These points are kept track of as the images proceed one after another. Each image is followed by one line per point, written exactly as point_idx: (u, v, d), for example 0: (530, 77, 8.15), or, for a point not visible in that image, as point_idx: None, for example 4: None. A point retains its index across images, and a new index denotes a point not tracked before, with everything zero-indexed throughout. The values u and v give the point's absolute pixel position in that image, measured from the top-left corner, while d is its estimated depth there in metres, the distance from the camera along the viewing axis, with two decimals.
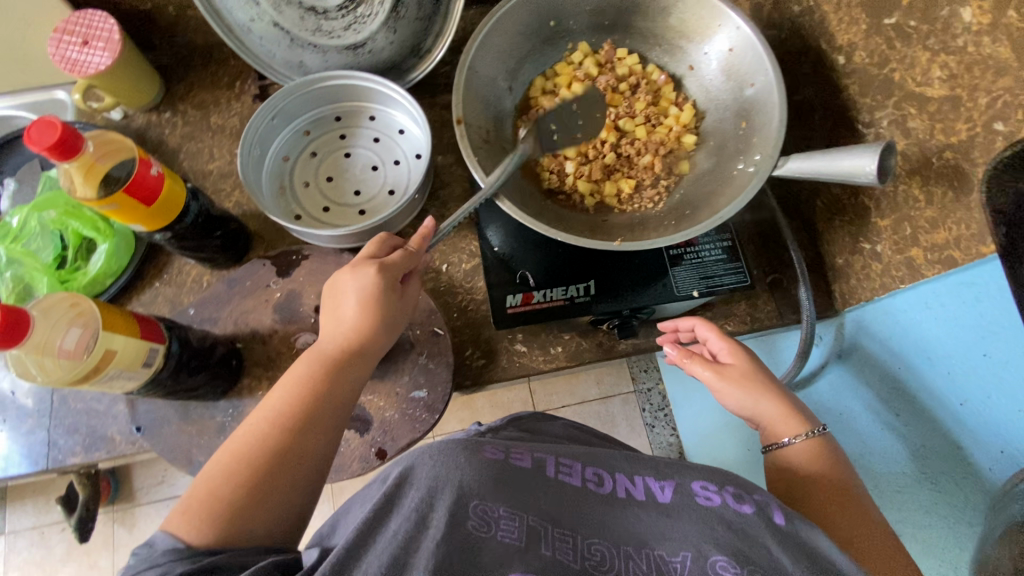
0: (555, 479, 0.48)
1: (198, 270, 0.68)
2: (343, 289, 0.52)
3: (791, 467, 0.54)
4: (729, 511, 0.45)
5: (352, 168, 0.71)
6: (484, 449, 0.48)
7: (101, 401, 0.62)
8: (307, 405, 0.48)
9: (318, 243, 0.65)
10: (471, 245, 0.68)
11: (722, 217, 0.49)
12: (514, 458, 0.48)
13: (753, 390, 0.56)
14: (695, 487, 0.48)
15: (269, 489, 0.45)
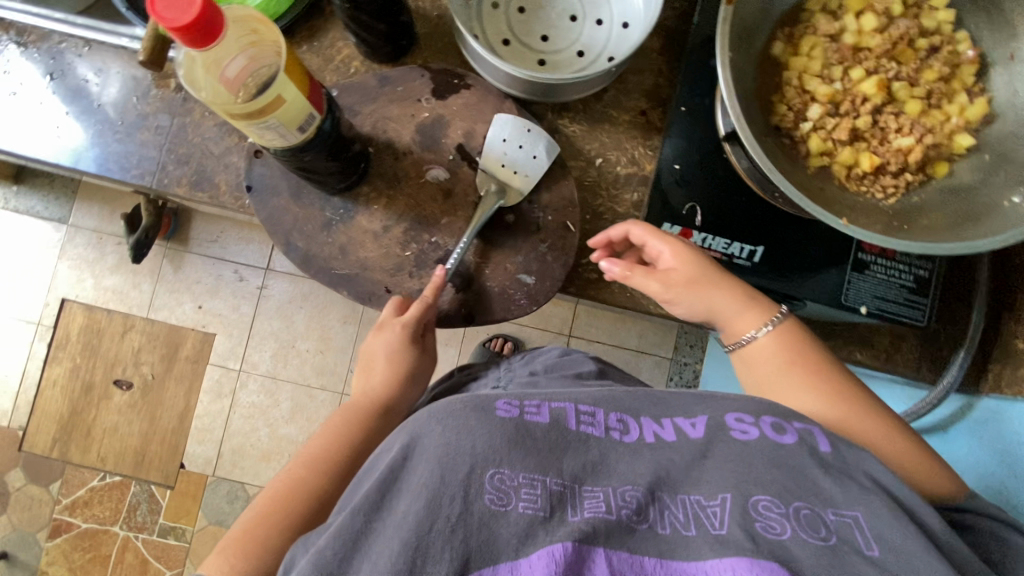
0: (576, 435, 0.40)
1: (349, 50, 0.61)
2: (375, 353, 0.53)
3: (756, 363, 0.49)
4: (770, 446, 0.39)
5: (550, 7, 0.60)
6: (496, 409, 0.40)
7: (218, 144, 0.60)
8: (344, 449, 0.49)
9: (486, 77, 0.58)
10: (637, 150, 0.60)
11: (973, 247, 0.41)
12: (529, 416, 0.41)
13: (704, 294, 0.50)
14: (729, 419, 0.42)
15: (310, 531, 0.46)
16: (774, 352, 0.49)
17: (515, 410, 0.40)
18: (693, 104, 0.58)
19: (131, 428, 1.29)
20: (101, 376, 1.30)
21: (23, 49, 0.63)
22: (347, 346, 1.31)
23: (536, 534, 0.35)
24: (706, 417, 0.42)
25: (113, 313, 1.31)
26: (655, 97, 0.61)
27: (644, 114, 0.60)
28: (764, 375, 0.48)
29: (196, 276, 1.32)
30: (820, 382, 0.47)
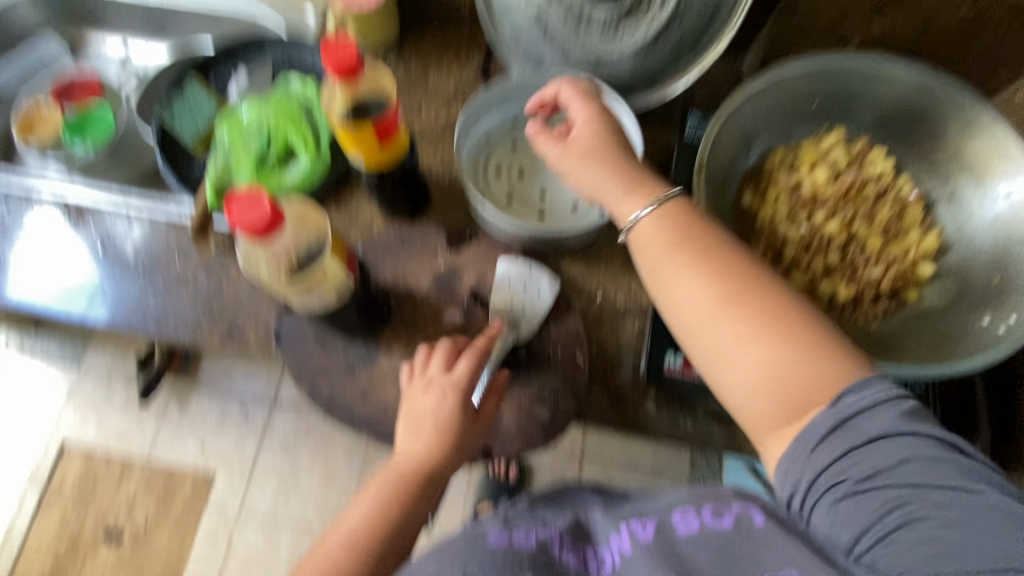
0: (558, 560, 0.52)
1: (371, 211, 0.69)
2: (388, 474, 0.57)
3: (646, 245, 0.50)
4: (708, 534, 0.47)
5: (546, 167, 0.70)
6: (492, 540, 0.53)
7: (251, 298, 0.65)
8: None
9: (494, 230, 0.65)
10: (633, 284, 0.66)
11: (957, 370, 0.44)
12: (518, 543, 0.53)
13: (592, 162, 0.54)
14: (673, 519, 0.51)
15: None
16: (666, 240, 0.49)
17: (504, 539, 0.53)
18: None
19: None
20: (91, 527, 1.24)
21: (78, 223, 0.70)
22: (351, 480, 1.27)
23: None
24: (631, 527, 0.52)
25: (113, 456, 1.28)
26: None
27: None
28: (652, 245, 0.49)
29: (202, 412, 1.32)
30: (714, 273, 0.46)
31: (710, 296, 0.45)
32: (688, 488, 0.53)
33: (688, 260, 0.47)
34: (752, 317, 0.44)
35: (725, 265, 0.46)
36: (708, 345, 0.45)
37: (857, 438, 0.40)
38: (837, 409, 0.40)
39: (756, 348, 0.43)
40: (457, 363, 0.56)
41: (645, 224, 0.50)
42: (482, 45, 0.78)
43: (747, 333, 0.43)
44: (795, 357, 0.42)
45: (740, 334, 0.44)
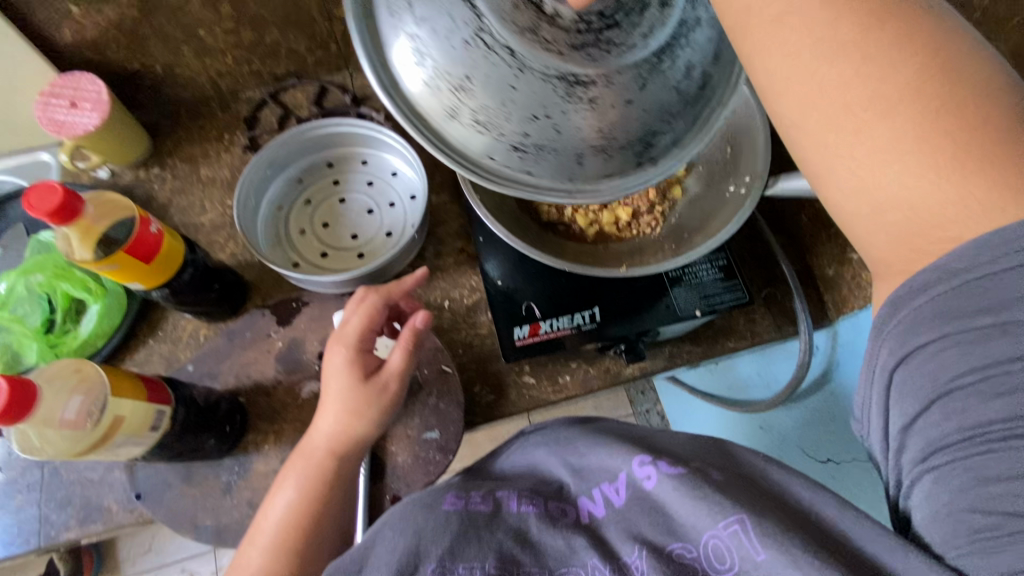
0: (515, 517, 0.44)
1: (192, 324, 0.66)
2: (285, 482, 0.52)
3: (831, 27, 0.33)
4: (670, 484, 0.42)
5: (347, 212, 0.71)
6: (443, 503, 0.45)
7: (95, 469, 0.59)
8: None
9: (318, 290, 0.64)
10: (471, 280, 0.69)
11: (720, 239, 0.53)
12: (473, 506, 0.45)
13: None
14: (633, 463, 0.45)
15: None
16: (841, 34, 0.32)
17: (460, 503, 0.44)
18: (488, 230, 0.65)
19: None
20: None
21: None
22: None
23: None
24: (623, 474, 0.45)
25: None
26: (466, 234, 0.71)
27: (464, 250, 0.70)
28: (827, 34, 0.33)
29: None
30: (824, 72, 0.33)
31: (915, 108, 0.31)
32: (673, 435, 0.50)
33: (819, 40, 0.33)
34: (862, 117, 0.33)
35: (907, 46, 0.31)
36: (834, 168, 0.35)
37: (973, 322, 0.31)
38: (991, 285, 0.30)
39: (905, 161, 0.32)
40: (354, 316, 0.56)
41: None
42: (242, 124, 0.77)
43: (914, 172, 0.32)
44: (1000, 194, 0.30)
45: (872, 135, 0.33)
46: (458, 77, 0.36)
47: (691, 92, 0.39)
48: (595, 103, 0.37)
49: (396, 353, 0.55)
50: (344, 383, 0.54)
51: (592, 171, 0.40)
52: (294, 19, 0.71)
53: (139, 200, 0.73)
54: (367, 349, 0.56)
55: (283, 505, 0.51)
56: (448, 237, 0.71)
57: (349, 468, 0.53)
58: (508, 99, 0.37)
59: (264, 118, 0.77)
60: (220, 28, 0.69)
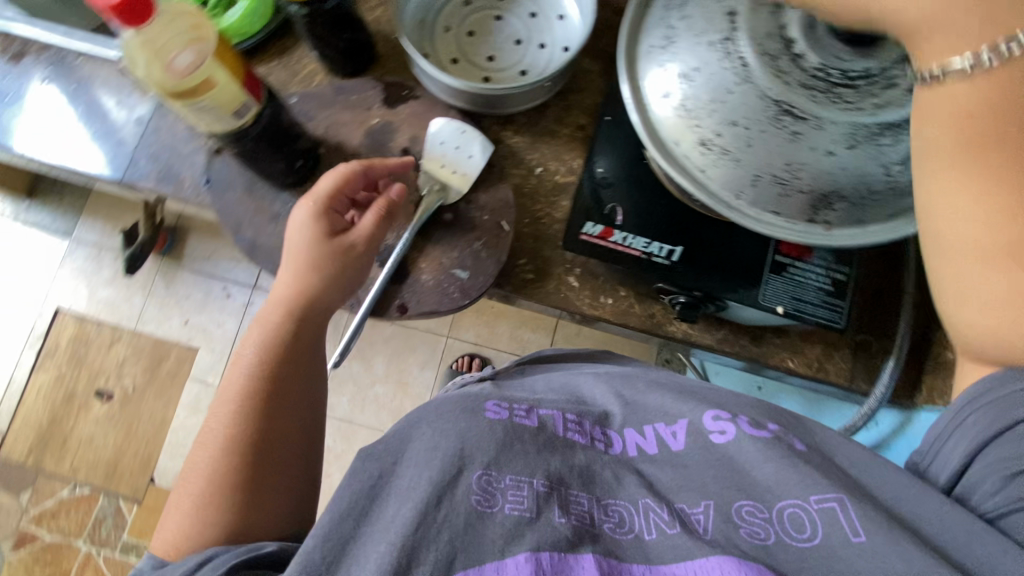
0: (563, 439, 0.47)
1: (313, 66, 0.67)
2: (248, 339, 0.54)
3: (946, 170, 0.36)
4: (748, 444, 0.44)
5: (496, 32, 0.66)
6: (487, 410, 0.47)
7: (186, 144, 0.65)
8: (259, 431, 0.50)
9: (433, 90, 0.62)
10: (574, 161, 0.64)
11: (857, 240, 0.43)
12: (519, 418, 0.48)
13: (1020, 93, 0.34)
14: (706, 420, 0.46)
15: (262, 485, 0.49)
16: (973, 167, 0.35)
17: (503, 414, 0.47)
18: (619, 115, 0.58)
19: (106, 440, 1.39)
20: (84, 385, 1.41)
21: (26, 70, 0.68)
22: None
23: (524, 535, 0.40)
24: (685, 421, 0.47)
25: (103, 325, 1.44)
26: (594, 114, 0.65)
27: (584, 130, 0.65)
28: (955, 167, 0.36)
29: (185, 291, 1.44)
30: (993, 195, 0.35)
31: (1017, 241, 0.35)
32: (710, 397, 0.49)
33: (993, 173, 0.35)
34: (980, 251, 0.36)
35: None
36: (961, 283, 0.38)
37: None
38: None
39: (984, 294, 0.37)
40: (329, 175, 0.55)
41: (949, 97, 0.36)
42: None
43: (1009, 307, 0.36)
44: None
45: (977, 272, 0.37)
46: (686, 67, 0.43)
47: (887, 179, 0.41)
48: (795, 136, 0.40)
49: (368, 219, 0.55)
50: (315, 236, 0.54)
51: (763, 200, 0.43)
52: None
53: None
54: (335, 211, 0.56)
55: (251, 356, 0.52)
56: (576, 109, 0.65)
57: (314, 328, 0.54)
58: (720, 100, 0.41)
59: None
60: None
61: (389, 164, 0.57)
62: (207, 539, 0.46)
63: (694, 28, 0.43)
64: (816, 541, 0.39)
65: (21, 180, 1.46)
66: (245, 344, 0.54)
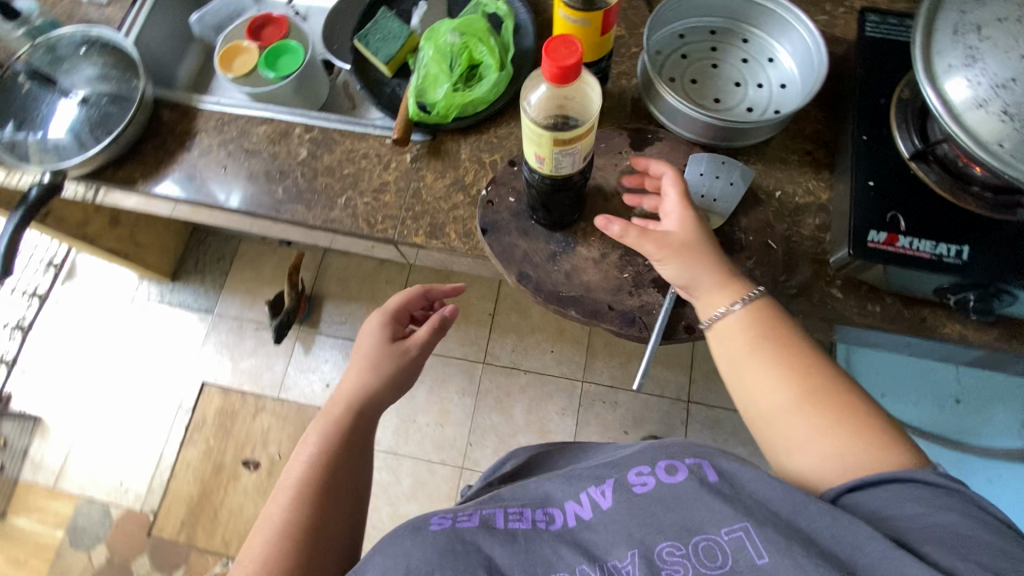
0: (506, 530, 0.53)
1: None
2: (304, 441, 0.63)
3: (729, 336, 0.56)
4: (668, 488, 0.50)
5: (715, 77, 0.73)
6: (430, 524, 0.54)
7: (448, 199, 0.71)
8: (316, 517, 0.57)
9: (675, 131, 0.69)
10: (808, 183, 0.69)
11: None
12: (513, 522, 0.54)
13: (693, 261, 0.57)
14: (631, 477, 0.52)
15: (313, 558, 0.55)
16: (735, 347, 0.56)
17: (446, 524, 0.54)
18: (874, 133, 0.63)
19: (256, 509, 1.40)
20: (231, 456, 1.44)
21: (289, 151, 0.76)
22: (464, 418, 1.41)
23: None
24: (613, 480, 0.53)
25: (247, 395, 1.49)
26: (818, 139, 0.70)
27: (812, 154, 0.70)
28: (731, 350, 0.56)
29: (323, 357, 1.50)
30: (788, 370, 0.53)
31: (790, 393, 0.52)
32: (638, 452, 0.55)
33: (763, 356, 0.54)
34: (799, 404, 0.51)
35: (833, 391, 0.51)
36: (778, 429, 0.52)
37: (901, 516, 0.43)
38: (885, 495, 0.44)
39: (811, 428, 0.50)
40: (377, 329, 0.69)
41: (722, 321, 0.57)
42: None
43: (821, 437, 0.49)
44: (874, 452, 0.47)
45: (798, 423, 0.51)
46: (1001, 77, 0.48)
47: None
48: None
49: (422, 332, 0.68)
50: (381, 342, 0.68)
51: None
52: None
53: None
54: (399, 321, 0.70)
55: (306, 455, 0.61)
56: (801, 135, 0.70)
57: (364, 424, 0.65)
58: None
59: None
60: None
61: (445, 288, 0.73)
62: None
63: (999, 43, 0.48)
64: (725, 567, 0.44)
65: (165, 266, 1.56)
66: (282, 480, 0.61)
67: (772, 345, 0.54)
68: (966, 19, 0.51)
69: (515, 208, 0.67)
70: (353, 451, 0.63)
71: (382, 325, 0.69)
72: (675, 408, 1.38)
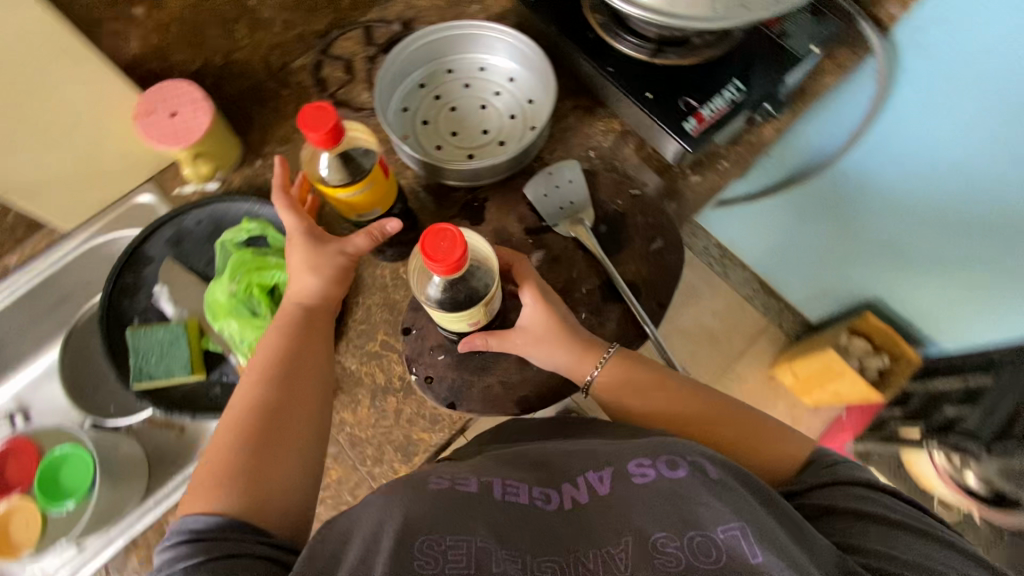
0: (501, 500, 0.48)
1: (389, 267, 0.67)
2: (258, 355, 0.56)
3: (610, 390, 0.59)
4: (665, 483, 0.47)
5: (464, 115, 0.73)
6: (430, 482, 0.48)
7: (386, 416, 0.62)
8: (265, 432, 0.50)
9: (488, 181, 0.68)
10: (598, 126, 0.74)
11: None
12: (510, 497, 0.49)
13: (548, 346, 0.57)
14: (631, 468, 0.49)
15: (270, 488, 0.48)
16: (621, 391, 0.59)
17: (445, 484, 0.48)
18: (610, 60, 0.68)
19: None
20: None
21: None
22: None
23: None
24: (612, 469, 0.50)
25: None
26: (571, 92, 0.75)
27: (580, 105, 0.75)
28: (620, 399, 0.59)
29: None
30: (664, 407, 0.58)
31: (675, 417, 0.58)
32: (641, 445, 0.51)
33: (656, 410, 0.58)
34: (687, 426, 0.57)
35: (706, 401, 0.59)
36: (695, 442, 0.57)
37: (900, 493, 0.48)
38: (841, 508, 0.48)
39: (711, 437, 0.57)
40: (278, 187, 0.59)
41: (602, 382, 0.58)
42: (314, 88, 0.76)
43: (718, 438, 0.57)
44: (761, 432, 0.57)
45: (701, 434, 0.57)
46: None
47: None
48: None
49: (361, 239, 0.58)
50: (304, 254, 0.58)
51: None
52: None
53: (263, 192, 0.71)
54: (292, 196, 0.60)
55: (263, 359, 0.55)
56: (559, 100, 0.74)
57: (315, 338, 0.56)
58: None
59: (330, 76, 0.77)
60: None
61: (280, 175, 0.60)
62: (213, 502, 0.46)
63: None
64: (719, 561, 0.41)
65: None
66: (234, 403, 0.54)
67: (641, 385, 0.59)
68: None
69: (452, 359, 0.61)
70: (310, 382, 0.54)
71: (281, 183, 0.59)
72: None
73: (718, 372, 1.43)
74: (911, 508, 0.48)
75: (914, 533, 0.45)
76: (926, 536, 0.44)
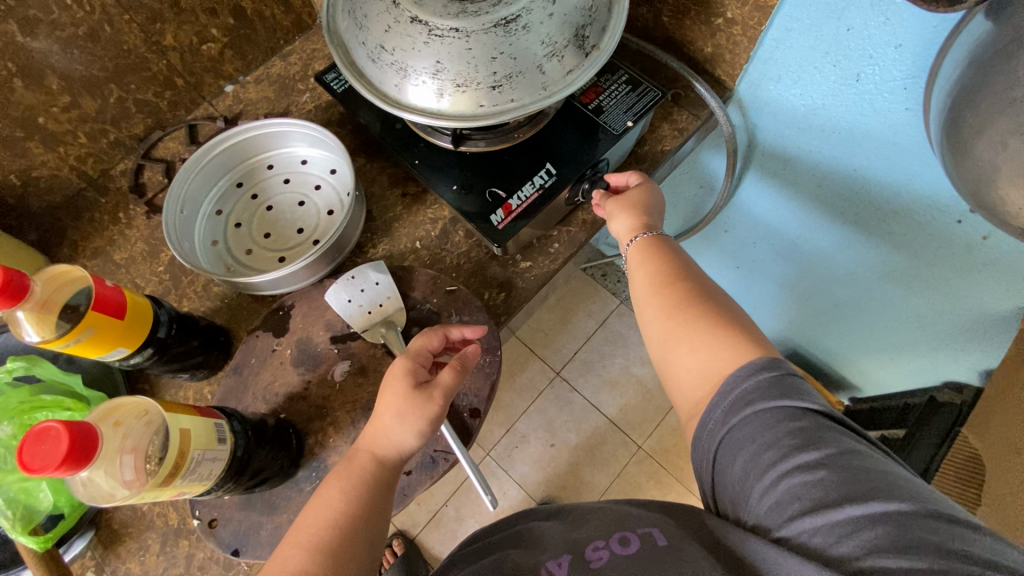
0: None
1: (191, 387, 0.62)
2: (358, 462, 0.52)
3: (631, 268, 0.60)
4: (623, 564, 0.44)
5: (280, 214, 0.69)
6: None
7: (177, 561, 0.57)
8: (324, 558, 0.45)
9: (292, 288, 0.63)
10: (427, 214, 0.70)
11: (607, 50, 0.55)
12: None
13: (636, 204, 0.62)
14: (586, 548, 0.46)
15: None
16: (634, 267, 0.60)
17: None
18: (420, 151, 0.66)
19: None
20: None
21: None
22: None
23: None
24: (568, 552, 0.46)
25: None
26: (399, 179, 0.72)
27: (408, 194, 0.71)
28: (636, 270, 0.60)
29: None
30: (656, 300, 0.56)
31: (665, 302, 0.55)
32: (606, 520, 0.49)
33: (649, 280, 0.58)
34: (672, 325, 0.53)
35: (706, 302, 0.54)
36: (654, 339, 0.55)
37: (792, 440, 0.42)
38: (772, 419, 0.43)
39: (692, 339, 0.52)
40: (423, 336, 0.57)
41: (628, 258, 0.61)
42: (130, 194, 0.73)
43: (706, 341, 0.51)
44: (741, 348, 0.49)
45: (683, 345, 0.52)
46: (432, 64, 0.51)
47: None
48: (529, 26, 0.50)
49: (447, 373, 0.54)
50: (405, 390, 0.52)
51: (557, 73, 0.53)
52: (126, 65, 0.68)
53: None
54: (422, 364, 0.55)
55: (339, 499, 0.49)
56: (384, 189, 0.71)
57: (387, 477, 0.52)
58: (471, 58, 0.50)
59: (149, 180, 0.74)
60: (58, 107, 0.65)
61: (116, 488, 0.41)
62: None
63: (403, 48, 0.51)
64: None
65: None
66: (309, 508, 0.50)
67: (656, 242, 0.60)
68: (371, 44, 0.53)
69: (241, 498, 0.56)
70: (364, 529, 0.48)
71: (412, 355, 0.55)
72: (557, 386, 1.42)
73: (651, 425, 1.37)
74: (823, 422, 0.43)
75: (838, 466, 0.40)
76: (849, 469, 0.40)
